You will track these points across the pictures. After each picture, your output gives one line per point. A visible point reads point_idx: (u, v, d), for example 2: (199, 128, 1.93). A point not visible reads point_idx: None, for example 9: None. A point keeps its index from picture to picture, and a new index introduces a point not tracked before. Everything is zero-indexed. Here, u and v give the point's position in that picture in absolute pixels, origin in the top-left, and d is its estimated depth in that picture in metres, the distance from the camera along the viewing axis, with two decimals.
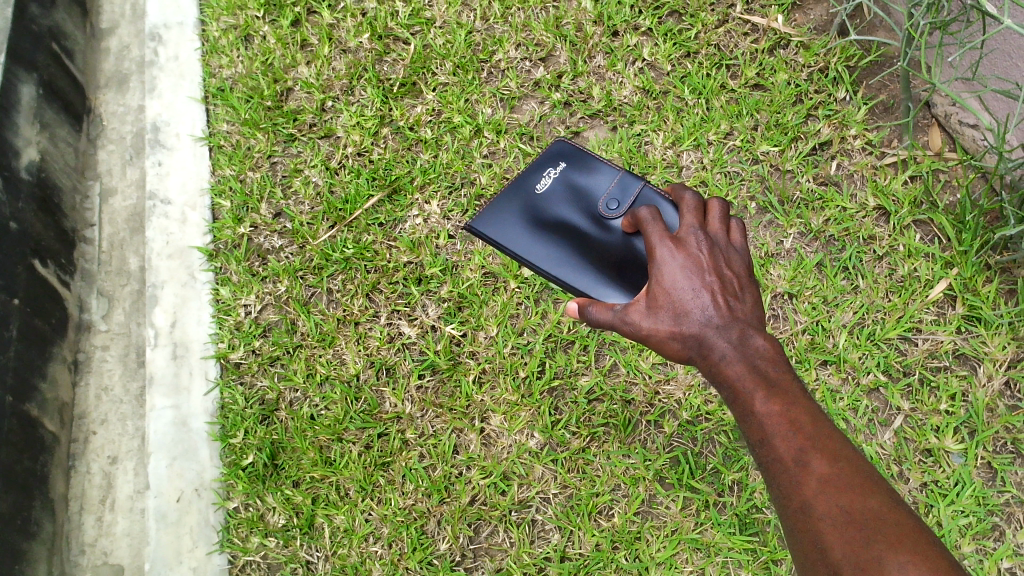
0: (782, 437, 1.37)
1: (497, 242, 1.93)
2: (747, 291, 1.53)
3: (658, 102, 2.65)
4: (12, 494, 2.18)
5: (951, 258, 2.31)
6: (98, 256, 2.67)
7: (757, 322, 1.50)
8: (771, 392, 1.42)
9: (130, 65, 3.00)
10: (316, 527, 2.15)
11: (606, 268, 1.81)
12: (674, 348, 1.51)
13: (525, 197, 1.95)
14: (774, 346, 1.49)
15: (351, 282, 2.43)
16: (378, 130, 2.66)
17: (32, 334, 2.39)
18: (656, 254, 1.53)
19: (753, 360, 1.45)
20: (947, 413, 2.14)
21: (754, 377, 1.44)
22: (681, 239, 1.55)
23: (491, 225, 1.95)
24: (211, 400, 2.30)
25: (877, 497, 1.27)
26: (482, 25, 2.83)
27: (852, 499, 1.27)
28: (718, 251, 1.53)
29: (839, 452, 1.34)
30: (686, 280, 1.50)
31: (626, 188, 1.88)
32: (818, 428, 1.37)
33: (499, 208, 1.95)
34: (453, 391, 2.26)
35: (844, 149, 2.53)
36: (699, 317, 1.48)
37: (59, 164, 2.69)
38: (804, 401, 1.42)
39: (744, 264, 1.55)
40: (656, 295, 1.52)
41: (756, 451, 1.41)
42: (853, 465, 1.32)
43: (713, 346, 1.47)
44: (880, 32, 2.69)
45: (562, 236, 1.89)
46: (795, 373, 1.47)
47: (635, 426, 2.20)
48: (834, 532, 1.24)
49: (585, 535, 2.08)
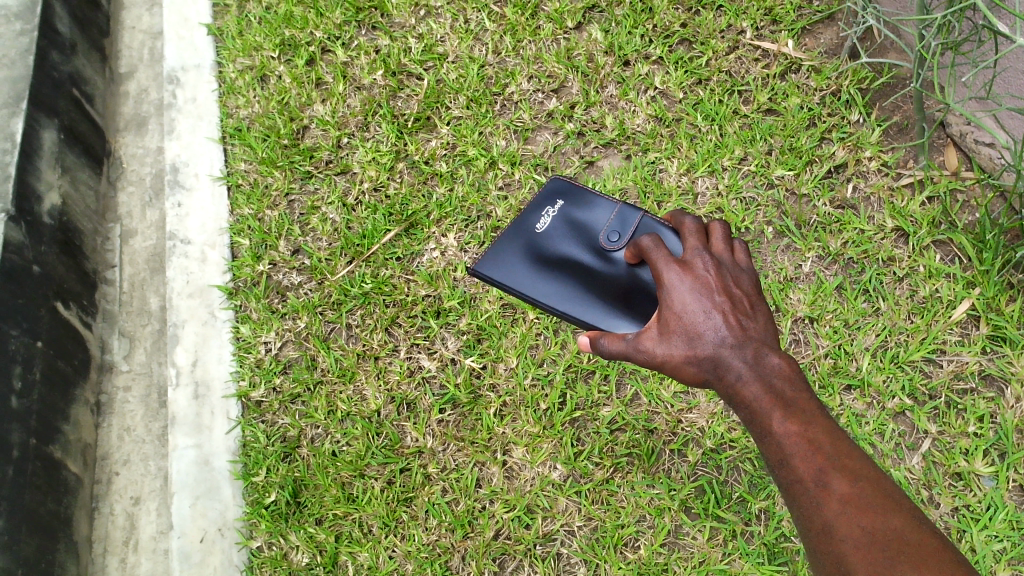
0: (802, 457, 1.37)
1: (501, 283, 1.93)
2: (758, 310, 1.52)
3: (671, 129, 2.66)
4: (37, 538, 2.17)
5: (973, 278, 2.29)
6: (120, 297, 2.71)
7: (770, 340, 1.49)
8: (788, 411, 1.42)
9: (148, 108, 3.07)
10: (340, 564, 2.14)
11: (613, 298, 1.82)
12: (690, 372, 1.50)
13: (525, 237, 1.97)
14: (790, 363, 1.48)
15: (370, 317, 2.43)
16: (393, 165, 2.69)
17: (55, 376, 2.38)
18: (665, 279, 1.52)
19: (768, 380, 1.45)
20: (976, 435, 2.11)
21: (770, 397, 1.44)
22: (688, 261, 1.54)
23: (495, 266, 1.95)
24: (232, 438, 2.31)
25: (898, 516, 1.27)
26: (494, 58, 2.86)
27: (874, 519, 1.27)
28: (725, 271, 1.53)
29: (859, 471, 1.34)
30: (697, 302, 1.49)
31: (626, 220, 1.90)
32: (837, 447, 1.38)
33: (501, 250, 1.96)
34: (475, 425, 2.26)
35: (860, 171, 2.52)
36: (712, 338, 1.47)
37: (80, 207, 2.72)
38: (821, 418, 1.42)
39: (752, 282, 1.55)
40: (667, 320, 1.50)
41: (775, 471, 1.41)
42: (873, 484, 1.32)
43: (729, 367, 1.46)
44: (890, 53, 2.70)
45: (566, 271, 1.90)
46: (811, 390, 1.47)
47: (659, 455, 2.18)
48: (857, 553, 1.25)
49: (611, 568, 2.05)
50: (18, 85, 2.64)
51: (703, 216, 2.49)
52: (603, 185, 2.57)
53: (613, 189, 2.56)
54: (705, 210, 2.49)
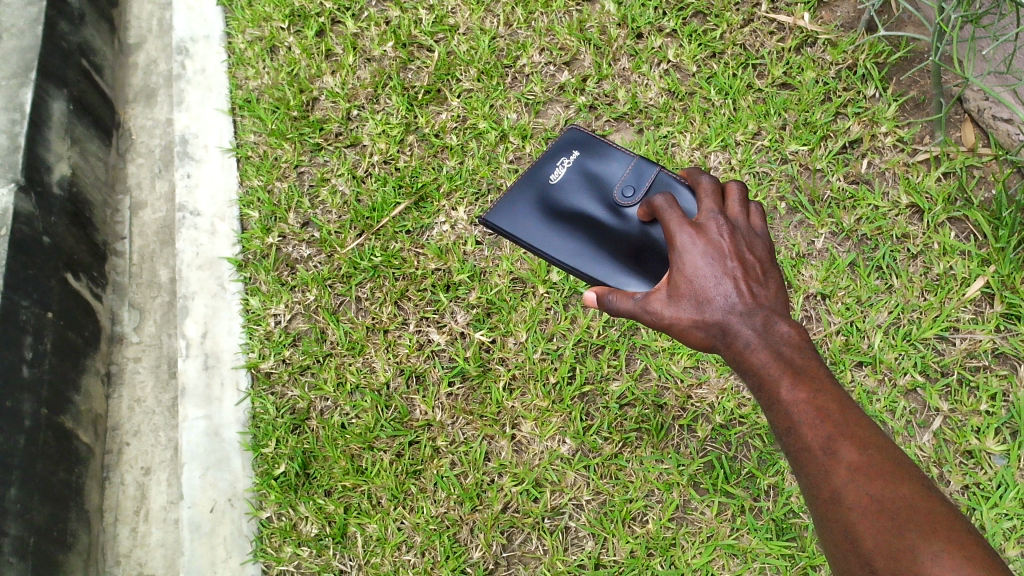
0: (809, 425, 1.35)
1: (513, 235, 1.92)
2: (770, 277, 1.50)
3: (684, 103, 2.63)
4: (48, 507, 2.19)
5: (988, 255, 2.27)
6: (130, 269, 2.71)
7: (782, 308, 1.48)
8: (797, 379, 1.40)
9: (158, 79, 3.05)
10: (349, 535, 2.15)
11: (623, 256, 1.80)
12: (698, 336, 1.50)
13: (539, 188, 1.95)
14: (800, 332, 1.47)
15: (379, 290, 2.43)
16: (404, 138, 2.67)
17: (66, 346, 2.39)
18: (677, 241, 1.52)
19: (777, 347, 1.43)
20: (988, 414, 2.10)
21: (779, 363, 1.42)
22: (702, 225, 1.53)
23: (507, 216, 1.94)
24: (242, 409, 2.31)
25: (909, 484, 1.23)
26: (506, 30, 2.83)
27: (882, 486, 1.24)
28: (739, 236, 1.52)
29: (868, 440, 1.31)
30: (708, 267, 1.48)
31: (641, 175, 1.86)
32: (846, 416, 1.35)
33: (514, 200, 1.95)
34: (483, 398, 2.26)
35: (875, 146, 2.49)
36: (722, 304, 1.47)
37: (90, 178, 2.72)
38: (831, 387, 1.39)
39: (766, 249, 1.54)
40: (678, 284, 1.51)
41: (784, 440, 1.39)
42: (882, 452, 1.29)
43: (737, 334, 1.45)
44: (908, 27, 2.66)
45: (577, 225, 1.88)
46: (822, 359, 1.44)
47: (668, 430, 2.18)
48: (864, 521, 1.21)
49: (619, 542, 2.06)
50: (27, 55, 2.62)
51: None
52: None
53: None
54: None
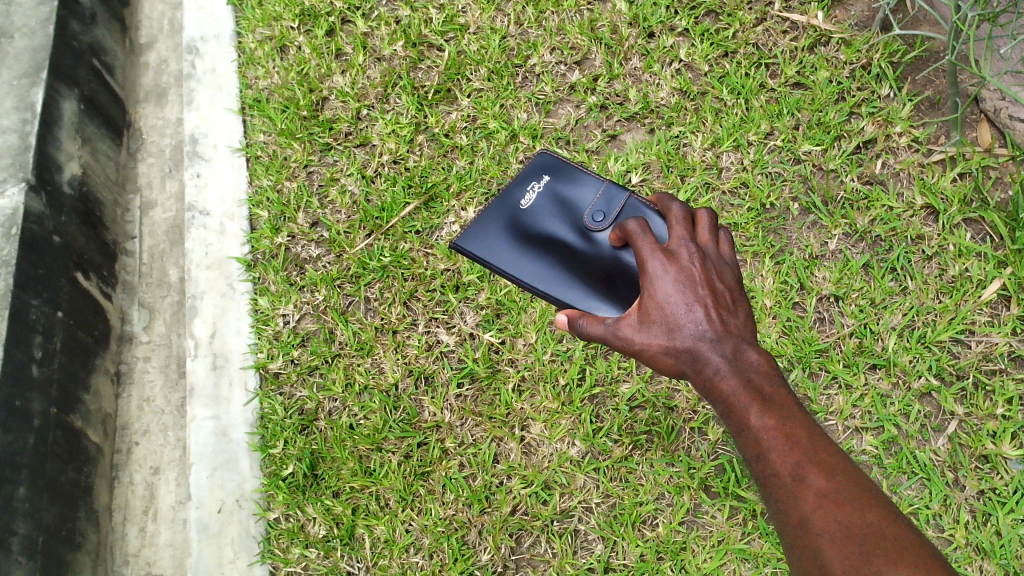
0: (778, 451, 1.36)
1: (484, 260, 1.89)
2: (739, 305, 1.50)
3: (696, 103, 2.60)
4: (57, 506, 2.18)
5: (1004, 257, 2.24)
6: (139, 268, 2.71)
7: (750, 336, 1.48)
8: (765, 406, 1.41)
9: (168, 79, 3.05)
10: (357, 537, 2.13)
11: (596, 281, 1.79)
12: (668, 362, 1.48)
13: (509, 213, 1.92)
14: (768, 359, 1.47)
15: (388, 291, 2.42)
16: (413, 138, 2.66)
17: (75, 345, 2.38)
18: (648, 267, 1.49)
19: (747, 375, 1.44)
20: (1005, 418, 2.07)
21: (748, 391, 1.43)
22: (673, 251, 1.51)
23: (477, 242, 1.91)
24: (250, 410, 2.30)
25: (874, 510, 1.27)
26: (517, 30, 2.81)
27: (850, 513, 1.27)
28: (710, 263, 1.50)
29: (836, 466, 1.33)
30: (679, 294, 1.46)
31: (611, 200, 1.85)
32: (814, 442, 1.37)
33: (484, 225, 1.91)
34: (493, 400, 2.24)
35: (890, 147, 2.46)
36: (693, 331, 1.45)
37: (100, 177, 2.72)
38: (799, 415, 1.41)
39: (734, 277, 1.53)
40: (648, 310, 1.49)
41: (753, 465, 1.40)
42: (849, 478, 1.32)
43: (707, 361, 1.45)
44: (924, 26, 2.63)
45: (549, 251, 1.86)
46: (789, 387, 1.46)
47: (679, 433, 2.16)
48: (833, 547, 1.24)
49: (629, 546, 2.04)
50: (39, 55, 2.62)
51: (727, 191, 2.45)
52: (624, 159, 2.52)
53: (635, 164, 2.51)
54: (729, 186, 2.45)
